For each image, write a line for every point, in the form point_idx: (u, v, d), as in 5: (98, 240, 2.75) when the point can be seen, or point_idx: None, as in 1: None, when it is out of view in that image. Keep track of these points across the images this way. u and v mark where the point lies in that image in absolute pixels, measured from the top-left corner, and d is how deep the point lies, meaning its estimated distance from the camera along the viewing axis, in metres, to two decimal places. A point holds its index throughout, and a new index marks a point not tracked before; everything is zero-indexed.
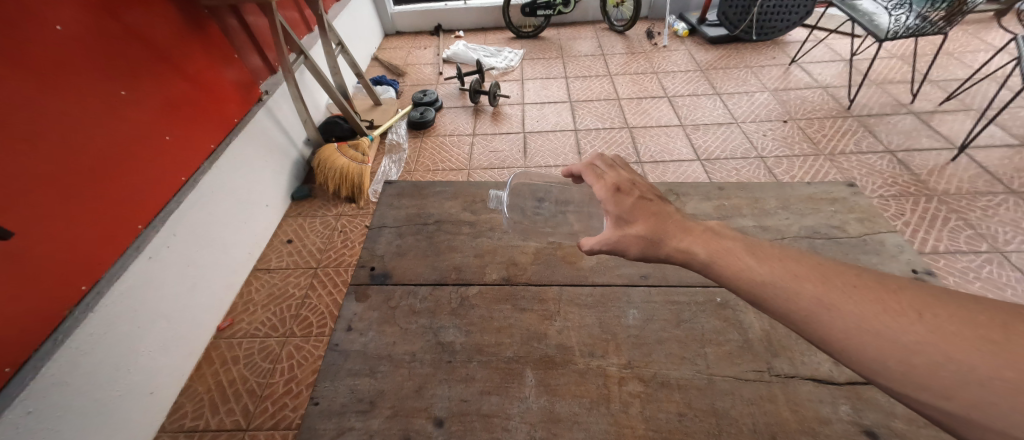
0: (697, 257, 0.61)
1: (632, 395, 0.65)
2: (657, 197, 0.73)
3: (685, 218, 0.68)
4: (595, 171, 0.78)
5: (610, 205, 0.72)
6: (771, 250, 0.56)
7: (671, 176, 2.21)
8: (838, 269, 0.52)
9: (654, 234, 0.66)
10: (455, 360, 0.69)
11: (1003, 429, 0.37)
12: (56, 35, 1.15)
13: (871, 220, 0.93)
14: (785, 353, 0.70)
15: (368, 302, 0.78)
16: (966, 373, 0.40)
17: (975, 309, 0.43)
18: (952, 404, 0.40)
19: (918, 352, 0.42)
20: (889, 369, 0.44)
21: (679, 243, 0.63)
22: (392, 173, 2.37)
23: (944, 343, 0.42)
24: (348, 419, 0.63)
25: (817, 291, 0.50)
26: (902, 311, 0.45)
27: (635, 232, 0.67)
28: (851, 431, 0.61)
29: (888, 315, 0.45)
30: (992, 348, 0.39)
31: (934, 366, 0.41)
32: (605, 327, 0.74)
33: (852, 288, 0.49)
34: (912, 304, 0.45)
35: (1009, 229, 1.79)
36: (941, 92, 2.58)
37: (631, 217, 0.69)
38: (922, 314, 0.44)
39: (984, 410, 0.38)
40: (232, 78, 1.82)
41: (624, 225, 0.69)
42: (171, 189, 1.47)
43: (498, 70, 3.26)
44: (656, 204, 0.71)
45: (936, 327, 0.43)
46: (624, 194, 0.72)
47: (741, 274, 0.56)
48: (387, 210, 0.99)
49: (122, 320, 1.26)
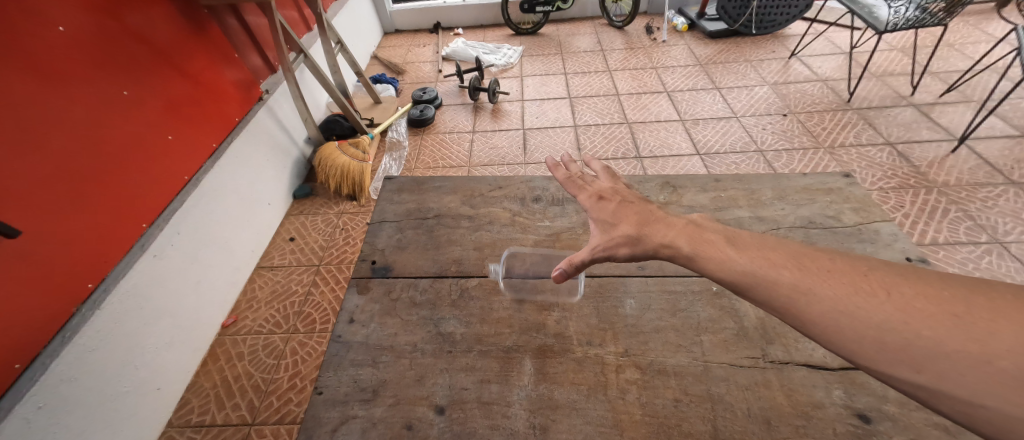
0: (681, 251, 0.62)
1: (629, 382, 0.67)
2: (639, 199, 0.75)
3: (666, 215, 0.69)
4: (578, 182, 0.80)
5: (594, 211, 0.73)
6: (751, 241, 0.59)
7: (670, 170, 2.22)
8: (813, 256, 0.55)
9: (639, 233, 0.67)
10: (456, 350, 0.70)
11: (969, 398, 0.41)
12: (58, 36, 1.16)
13: (867, 210, 0.94)
14: (780, 340, 0.72)
15: (370, 294, 0.79)
16: (934, 347, 0.43)
17: (936, 287, 0.47)
18: (923, 377, 0.43)
19: (892, 331, 0.45)
20: (865, 349, 0.46)
21: (664, 239, 0.64)
22: (392, 170, 2.38)
23: (911, 319, 0.45)
24: (352, 408, 0.64)
25: (795, 277, 0.53)
26: (872, 292, 0.49)
27: (621, 232, 0.68)
28: (843, 414, 0.62)
29: (861, 295, 0.49)
30: (954, 322, 0.43)
31: (905, 343, 0.44)
32: (602, 316, 0.76)
33: (826, 273, 0.52)
34: (880, 285, 0.49)
35: (1008, 220, 1.79)
36: (941, 84, 2.57)
37: (615, 220, 0.70)
38: (891, 293, 0.48)
39: (952, 381, 0.41)
40: (233, 78, 1.84)
41: (609, 229, 0.70)
42: (174, 189, 1.49)
43: (497, 67, 3.28)
44: (638, 205, 0.73)
45: (904, 305, 0.46)
46: (607, 200, 0.75)
47: (735, 263, 0.57)
48: (386, 205, 1.00)
49: (129, 318, 1.28)
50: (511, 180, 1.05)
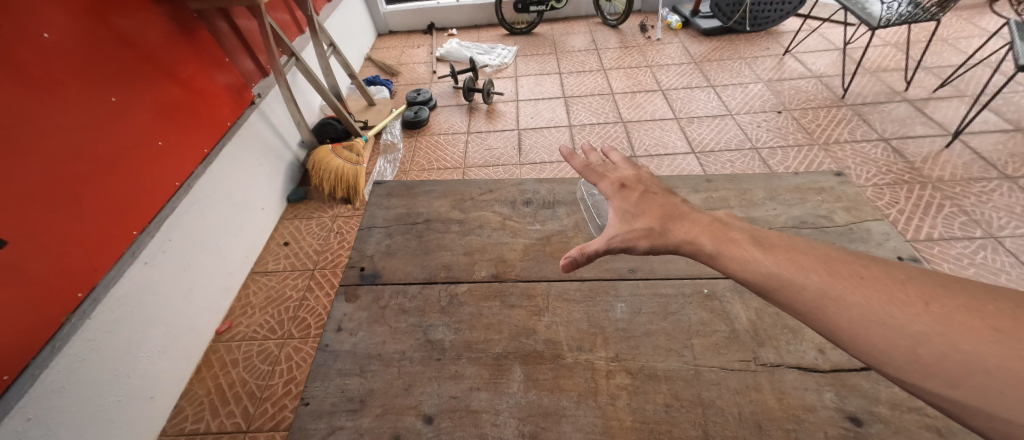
0: (704, 249, 0.63)
1: (619, 388, 0.66)
2: (663, 191, 0.76)
3: (691, 211, 0.70)
4: (600, 171, 0.80)
5: (618, 200, 0.74)
6: (779, 243, 0.60)
7: (665, 170, 2.22)
8: (846, 261, 0.55)
9: (661, 226, 0.67)
10: (445, 357, 0.70)
11: (1008, 416, 0.39)
12: (42, 43, 1.15)
13: (858, 208, 0.93)
14: (771, 342, 0.71)
15: (358, 302, 0.79)
16: (973, 362, 0.42)
17: (981, 299, 0.46)
18: (958, 392, 0.42)
19: (926, 344, 0.45)
20: (894, 360, 0.46)
21: (686, 235, 0.65)
22: (387, 173, 2.37)
23: (949, 332, 0.44)
24: (338, 419, 0.63)
25: (823, 282, 0.53)
26: (908, 301, 0.48)
27: (642, 224, 0.69)
28: (835, 417, 0.62)
29: (895, 305, 0.48)
30: (998, 337, 0.42)
31: (941, 357, 0.44)
32: (592, 321, 0.75)
33: (858, 279, 0.52)
34: (918, 294, 0.48)
35: (1002, 215, 1.80)
36: (935, 79, 2.57)
37: (638, 211, 0.71)
38: (928, 304, 0.47)
39: (990, 398, 0.40)
40: (224, 82, 1.83)
41: (631, 219, 0.70)
42: (165, 195, 1.48)
43: (491, 67, 3.27)
44: (661, 198, 0.73)
45: (943, 317, 0.45)
46: (630, 190, 0.75)
47: (760, 265, 0.57)
48: (376, 210, 0.99)
49: (120, 326, 1.27)
50: (502, 183, 1.04)
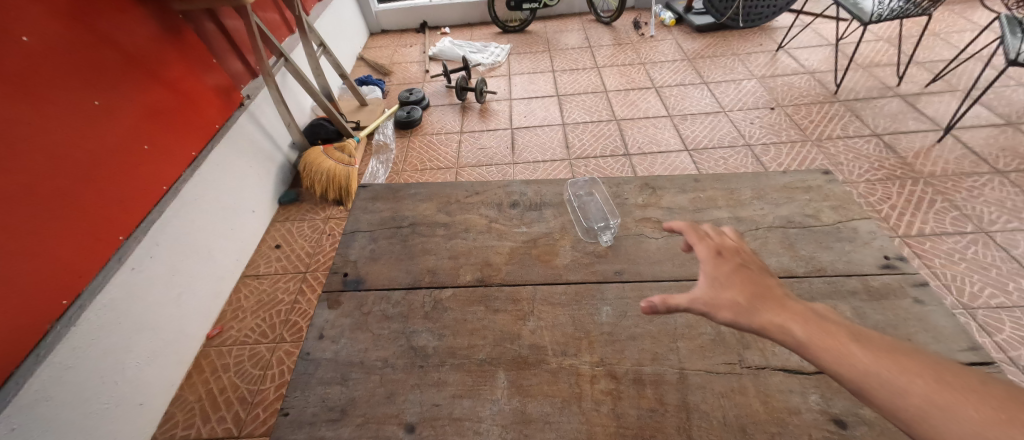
0: (791, 335, 0.56)
1: (604, 394, 0.66)
2: (761, 268, 0.69)
3: (784, 294, 0.63)
4: (698, 232, 0.75)
5: (707, 265, 0.68)
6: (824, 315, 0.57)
7: (658, 168, 2.20)
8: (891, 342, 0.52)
9: (747, 300, 0.62)
10: (428, 364, 0.69)
11: None
12: (23, 46, 1.13)
13: (845, 207, 0.93)
14: (756, 344, 0.71)
15: (341, 309, 0.78)
16: None
17: None
18: None
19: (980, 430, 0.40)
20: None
21: (773, 316, 0.58)
22: (379, 174, 2.36)
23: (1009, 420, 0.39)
24: (319, 429, 0.63)
25: (866, 356, 0.50)
26: (959, 386, 0.44)
27: (729, 296, 0.63)
28: (820, 420, 0.62)
29: (945, 388, 0.44)
30: None
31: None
32: (578, 325, 0.74)
33: (903, 357, 0.49)
34: (968, 381, 0.45)
35: (993, 209, 1.80)
36: (928, 74, 2.58)
37: (725, 282, 0.65)
38: (980, 390, 0.43)
39: None
40: (212, 83, 1.81)
41: (718, 287, 0.65)
42: (151, 199, 1.46)
43: (484, 66, 3.25)
44: (757, 275, 0.67)
45: (997, 407, 0.41)
46: (725, 259, 0.69)
47: (798, 331, 0.55)
48: (361, 214, 0.98)
49: (107, 333, 1.26)
50: (488, 185, 1.03)
